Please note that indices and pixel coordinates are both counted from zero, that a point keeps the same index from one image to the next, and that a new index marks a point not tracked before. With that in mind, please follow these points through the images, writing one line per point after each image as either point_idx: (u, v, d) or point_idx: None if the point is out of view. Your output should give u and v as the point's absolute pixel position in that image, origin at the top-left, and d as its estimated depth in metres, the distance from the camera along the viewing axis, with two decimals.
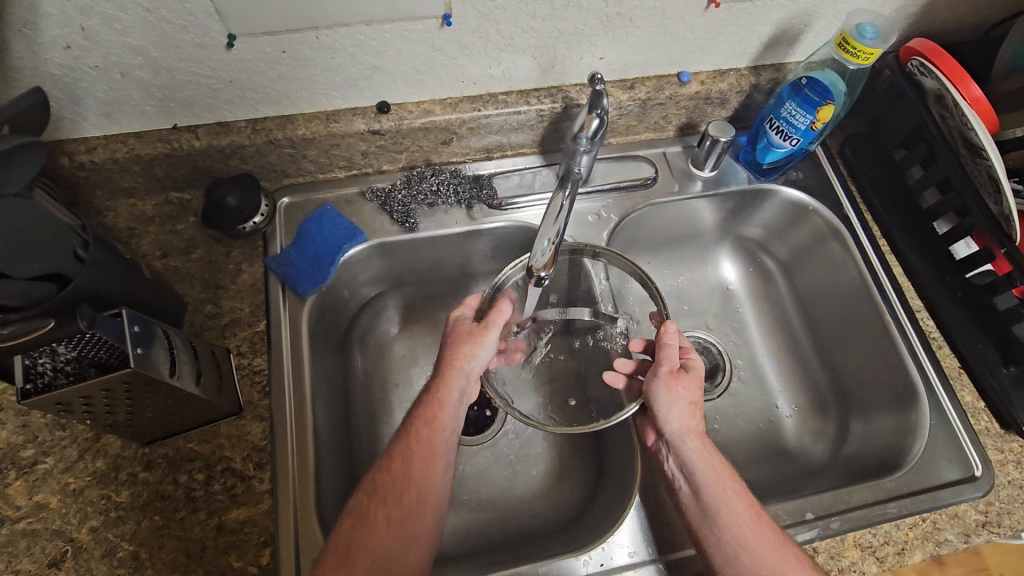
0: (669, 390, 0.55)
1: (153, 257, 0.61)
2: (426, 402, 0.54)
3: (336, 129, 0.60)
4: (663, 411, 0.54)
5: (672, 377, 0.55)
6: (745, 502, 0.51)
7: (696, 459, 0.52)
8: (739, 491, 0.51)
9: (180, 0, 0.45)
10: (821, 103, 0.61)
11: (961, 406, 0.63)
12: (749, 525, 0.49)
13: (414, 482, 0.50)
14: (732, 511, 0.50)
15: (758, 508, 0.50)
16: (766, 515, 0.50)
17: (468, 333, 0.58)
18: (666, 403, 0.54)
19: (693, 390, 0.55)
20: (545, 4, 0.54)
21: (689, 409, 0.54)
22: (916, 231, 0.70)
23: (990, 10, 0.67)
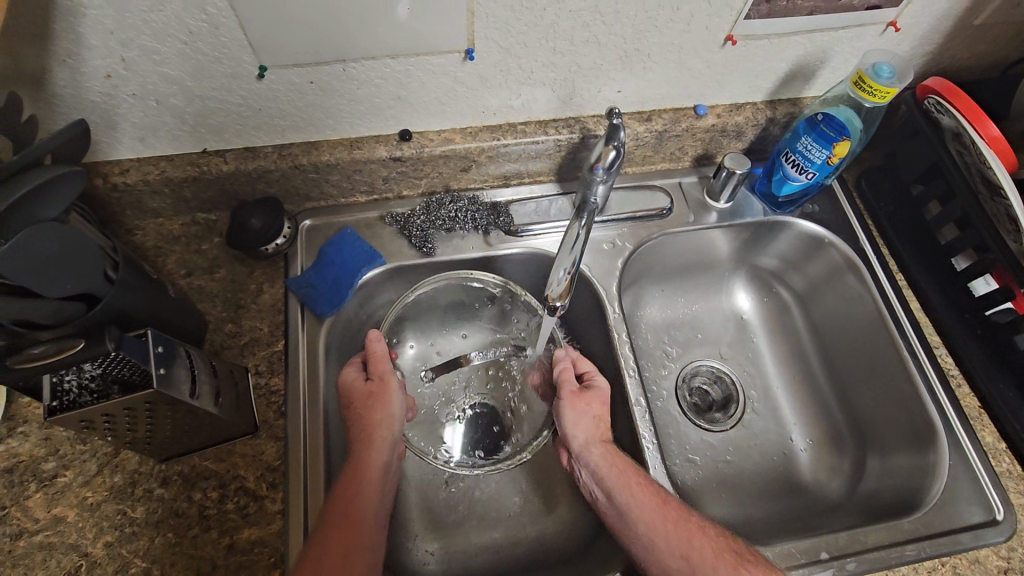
0: (574, 408, 0.60)
1: (178, 275, 0.63)
2: (352, 469, 0.54)
3: (359, 156, 0.62)
4: (571, 429, 0.60)
5: (575, 396, 0.61)
6: (651, 492, 0.55)
7: (603, 463, 0.57)
8: (643, 483, 0.56)
9: (216, 34, 0.47)
10: (837, 139, 0.62)
11: (982, 447, 0.62)
12: (657, 512, 0.54)
13: (350, 488, 0.53)
14: (642, 503, 0.54)
15: (662, 495, 0.55)
16: (671, 498, 0.55)
17: (367, 391, 0.58)
18: (572, 421, 0.60)
19: (596, 403, 0.61)
20: (565, 40, 0.55)
21: (592, 422, 0.60)
22: (934, 267, 0.69)
23: (1007, 49, 0.67)
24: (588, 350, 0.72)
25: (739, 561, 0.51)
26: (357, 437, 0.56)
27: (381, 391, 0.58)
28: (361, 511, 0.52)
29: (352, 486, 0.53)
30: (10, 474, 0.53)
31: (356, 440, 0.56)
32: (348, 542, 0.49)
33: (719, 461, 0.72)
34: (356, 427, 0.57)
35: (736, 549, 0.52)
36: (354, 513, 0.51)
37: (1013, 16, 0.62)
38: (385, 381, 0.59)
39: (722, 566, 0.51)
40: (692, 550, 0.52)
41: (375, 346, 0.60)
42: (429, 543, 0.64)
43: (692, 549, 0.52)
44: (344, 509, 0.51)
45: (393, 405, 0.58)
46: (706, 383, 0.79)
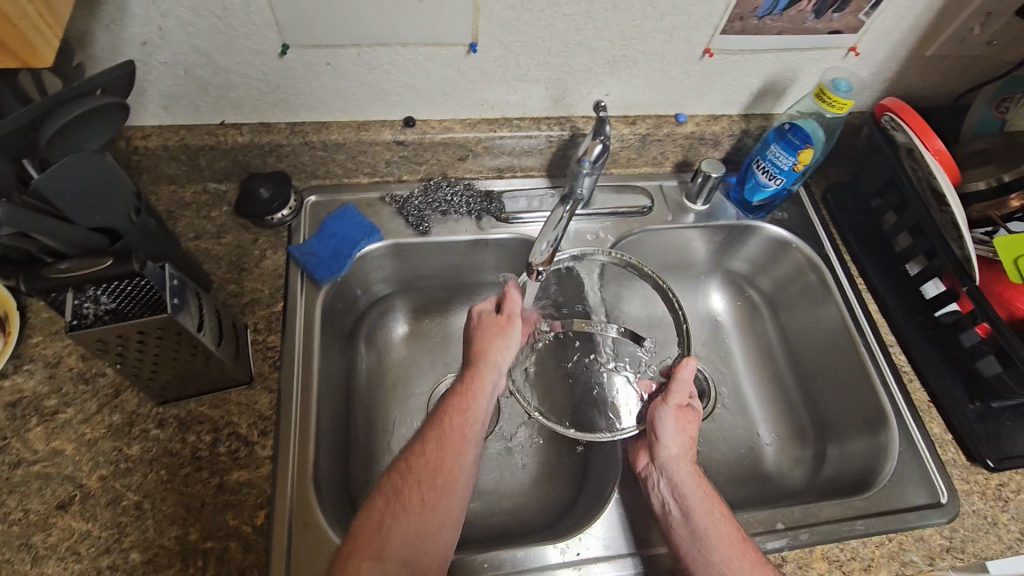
0: (676, 420, 0.59)
1: (187, 238, 0.67)
2: (460, 394, 0.57)
3: (365, 137, 0.67)
4: (665, 437, 0.58)
5: (680, 410, 0.59)
6: (735, 528, 0.53)
7: (694, 483, 0.55)
8: (727, 517, 0.53)
9: (246, 12, 0.53)
10: (802, 146, 0.68)
11: (929, 436, 0.66)
12: (736, 549, 0.51)
13: (442, 471, 0.51)
14: (723, 534, 0.52)
15: (744, 535, 0.53)
16: (752, 543, 0.52)
17: (496, 326, 0.61)
18: (671, 431, 0.58)
19: (694, 425, 0.59)
20: (559, 41, 0.61)
21: (688, 441, 0.58)
22: (890, 273, 0.75)
23: (956, 81, 0.75)
24: None
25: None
26: (472, 365, 0.59)
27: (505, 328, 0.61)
28: (448, 491, 0.51)
29: (457, 412, 0.55)
30: (12, 408, 0.55)
31: (476, 384, 0.58)
32: (420, 525, 0.49)
33: None
34: (482, 362, 0.59)
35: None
36: (438, 489, 0.50)
37: (958, 51, 0.70)
38: (513, 321, 0.62)
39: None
40: None
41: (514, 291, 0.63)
42: None
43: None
44: (450, 436, 0.53)
45: (511, 344, 0.61)
46: None
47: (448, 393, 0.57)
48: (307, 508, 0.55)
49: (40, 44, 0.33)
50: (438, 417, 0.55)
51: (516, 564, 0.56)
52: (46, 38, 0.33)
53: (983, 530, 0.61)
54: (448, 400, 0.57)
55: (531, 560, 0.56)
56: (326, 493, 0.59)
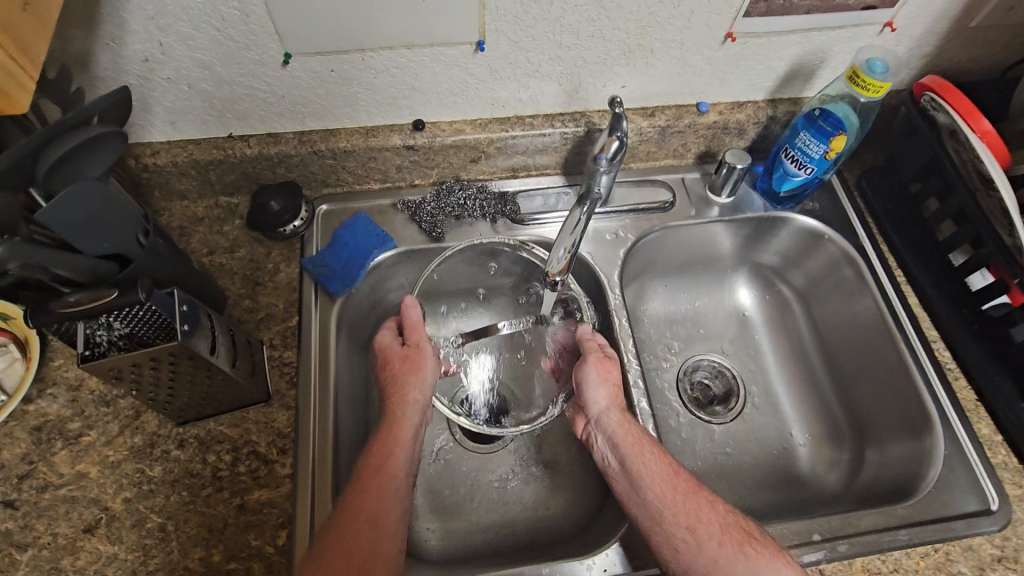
0: (597, 373, 0.60)
1: (200, 253, 0.66)
2: (378, 448, 0.55)
3: (374, 143, 0.65)
4: (591, 392, 0.60)
5: (598, 362, 0.61)
6: (665, 462, 0.56)
7: (622, 427, 0.58)
8: (657, 454, 0.56)
9: (246, 22, 0.51)
10: (834, 134, 0.63)
11: (977, 438, 0.62)
12: (668, 481, 0.54)
13: (366, 521, 0.50)
14: (654, 469, 0.55)
15: (676, 467, 0.55)
16: (683, 472, 0.55)
17: (403, 355, 0.61)
18: (593, 383, 0.60)
19: (615, 372, 0.61)
20: (572, 34, 0.58)
21: (612, 389, 0.60)
22: (932, 263, 0.70)
23: (1005, 53, 0.69)
24: None
25: (745, 539, 0.51)
26: (388, 417, 0.57)
27: (417, 355, 0.60)
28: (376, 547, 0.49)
29: (375, 469, 0.53)
30: (38, 432, 0.56)
31: (394, 434, 0.56)
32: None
33: (718, 452, 0.74)
34: (402, 409, 0.58)
35: (745, 527, 0.52)
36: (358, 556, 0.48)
37: (1008, 20, 0.65)
38: (419, 347, 0.61)
39: (727, 544, 0.50)
40: (698, 524, 0.51)
41: (409, 311, 0.62)
42: (431, 520, 0.66)
43: (698, 519, 0.52)
44: (367, 496, 0.51)
45: (426, 376, 0.60)
46: (709, 377, 0.80)
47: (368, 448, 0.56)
48: None
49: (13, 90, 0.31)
50: (356, 481, 0.53)
51: None
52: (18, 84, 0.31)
53: None
54: (368, 456, 0.55)
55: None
56: None
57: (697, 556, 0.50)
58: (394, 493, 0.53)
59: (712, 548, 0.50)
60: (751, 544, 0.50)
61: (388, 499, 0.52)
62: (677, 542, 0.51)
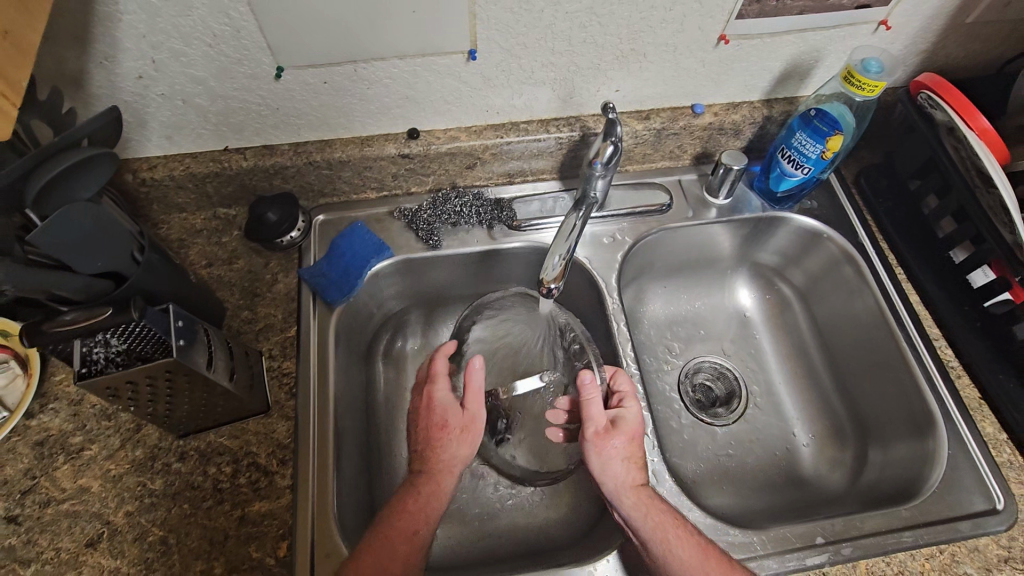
0: (602, 452, 0.56)
1: (199, 266, 0.66)
2: (409, 514, 0.53)
3: (369, 153, 0.65)
4: (600, 474, 0.55)
5: (600, 439, 0.56)
6: (693, 546, 0.52)
7: (644, 507, 0.54)
8: (683, 534, 0.52)
9: (237, 37, 0.51)
10: (830, 134, 0.63)
11: (981, 437, 0.62)
12: (698, 565, 0.51)
13: None
14: (682, 552, 0.51)
15: (704, 549, 0.52)
16: (713, 554, 0.52)
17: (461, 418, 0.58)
18: (600, 464, 0.55)
19: (626, 445, 0.56)
20: (564, 40, 0.58)
21: (623, 465, 0.55)
22: (933, 260, 0.70)
23: (1001, 48, 0.69)
24: None
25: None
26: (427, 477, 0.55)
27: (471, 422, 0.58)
28: None
29: (400, 537, 0.51)
30: (40, 447, 0.56)
31: (428, 498, 0.54)
32: None
33: (720, 454, 0.73)
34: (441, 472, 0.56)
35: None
36: None
37: (1003, 15, 0.64)
38: (476, 417, 0.58)
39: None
40: None
41: (473, 375, 0.59)
42: (433, 528, 0.66)
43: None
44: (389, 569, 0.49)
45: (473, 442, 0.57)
46: (710, 378, 0.80)
47: (385, 511, 0.53)
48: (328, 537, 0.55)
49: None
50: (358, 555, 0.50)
51: None
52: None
53: None
54: (384, 519, 0.53)
55: None
56: (349, 520, 0.58)
57: None
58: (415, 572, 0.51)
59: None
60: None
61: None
62: None
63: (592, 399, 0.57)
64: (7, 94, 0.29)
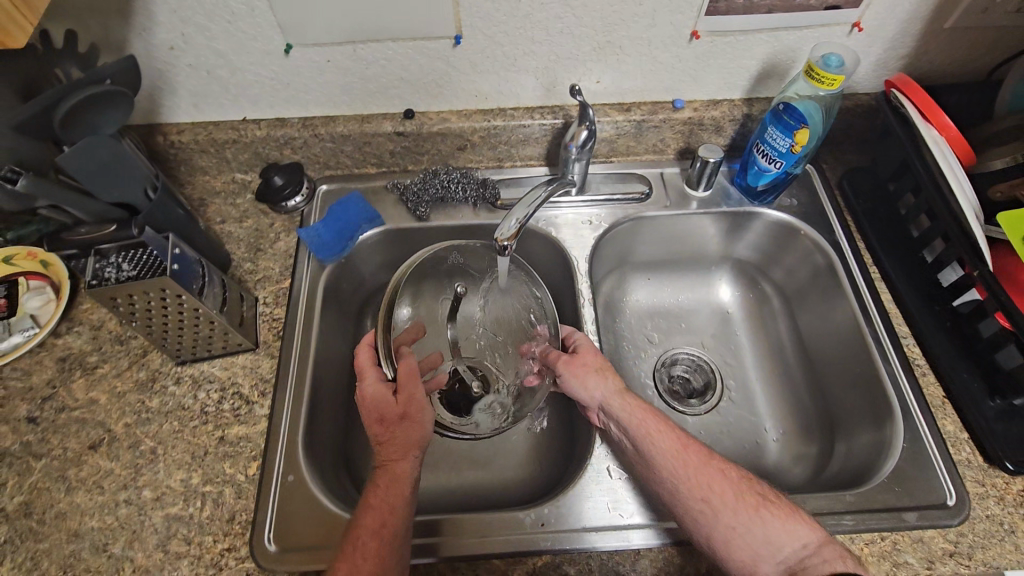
0: (574, 374, 0.62)
1: (214, 221, 0.75)
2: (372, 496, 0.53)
3: (367, 129, 0.73)
4: (584, 392, 0.61)
5: (570, 364, 0.62)
6: (674, 436, 0.56)
7: (626, 406, 0.59)
8: (664, 429, 0.57)
9: (252, 16, 0.60)
10: (798, 127, 0.65)
11: (940, 434, 0.61)
12: (678, 456, 0.55)
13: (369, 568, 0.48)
14: (663, 444, 0.55)
15: (683, 440, 0.56)
16: (692, 444, 0.56)
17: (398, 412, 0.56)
18: (580, 386, 0.61)
19: (592, 358, 0.63)
20: (542, 30, 0.64)
21: (598, 375, 0.61)
22: (907, 259, 0.70)
23: (985, 55, 0.70)
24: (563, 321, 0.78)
25: (760, 501, 0.52)
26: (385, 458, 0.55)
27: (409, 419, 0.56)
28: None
29: (371, 515, 0.51)
30: (62, 362, 0.65)
31: (389, 477, 0.54)
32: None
33: None
34: (398, 456, 0.55)
35: (758, 489, 0.53)
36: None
37: (981, 21, 0.65)
38: (414, 400, 0.56)
39: (742, 509, 0.51)
40: (713, 494, 0.52)
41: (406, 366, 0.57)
42: None
43: (712, 489, 0.53)
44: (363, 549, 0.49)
45: (424, 420, 0.57)
46: (687, 369, 0.81)
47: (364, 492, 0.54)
48: (296, 464, 0.60)
49: (8, 25, 0.36)
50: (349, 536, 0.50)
51: (482, 528, 0.57)
52: (17, 22, 0.36)
53: (995, 536, 0.56)
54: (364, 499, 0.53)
55: (498, 525, 0.57)
56: (318, 454, 0.64)
57: (715, 526, 0.51)
58: (396, 545, 0.50)
59: (729, 518, 0.51)
60: (768, 505, 0.52)
61: (390, 552, 0.50)
62: (697, 515, 0.52)
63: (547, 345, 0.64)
64: (28, 16, 0.37)
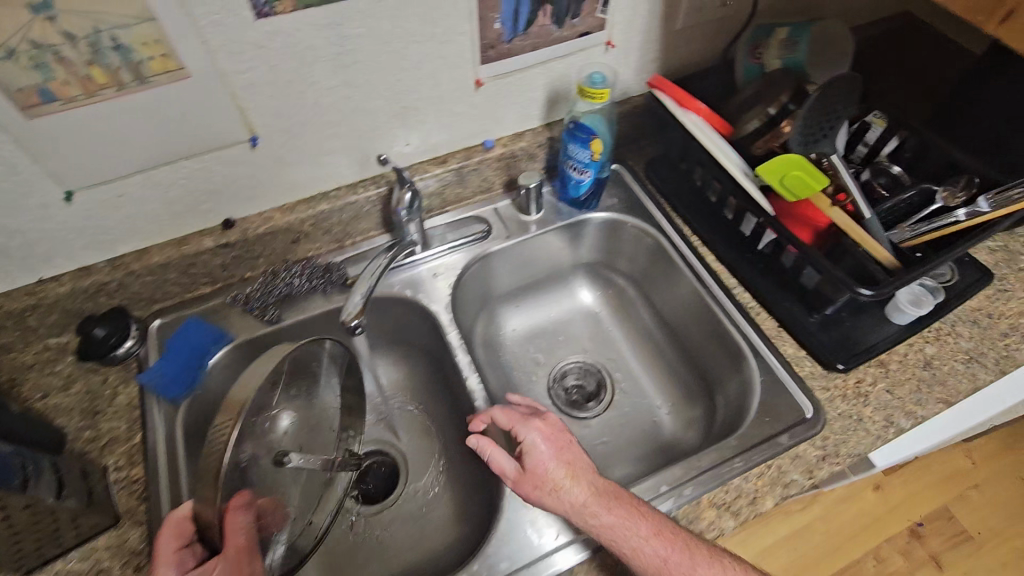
0: (533, 491, 0.58)
1: (33, 399, 0.66)
2: None
3: (188, 251, 0.69)
4: (547, 507, 0.58)
5: (527, 485, 0.59)
6: (657, 547, 0.54)
7: (596, 528, 0.55)
8: (642, 539, 0.54)
9: (15, 174, 0.55)
10: (589, 138, 0.73)
11: (784, 359, 0.70)
12: (664, 567, 0.53)
13: None
14: (646, 561, 0.54)
15: (665, 545, 0.54)
16: (676, 545, 0.54)
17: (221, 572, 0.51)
18: (541, 500, 0.58)
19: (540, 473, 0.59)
20: (336, 112, 0.66)
21: (557, 491, 0.57)
22: (715, 221, 0.81)
23: (715, 43, 0.83)
24: (447, 374, 0.78)
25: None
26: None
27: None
28: None
29: None
30: None
31: None
32: None
33: (595, 443, 0.79)
34: None
35: None
36: None
37: (700, 19, 0.79)
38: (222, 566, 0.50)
39: None
40: None
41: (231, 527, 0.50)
42: None
43: None
44: None
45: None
46: (579, 379, 0.86)
47: None
48: None
49: None
50: None
51: None
52: None
53: (851, 429, 0.64)
54: None
55: None
56: None
57: None
58: None
59: None
60: None
61: None
62: None
63: (493, 459, 0.60)
64: None
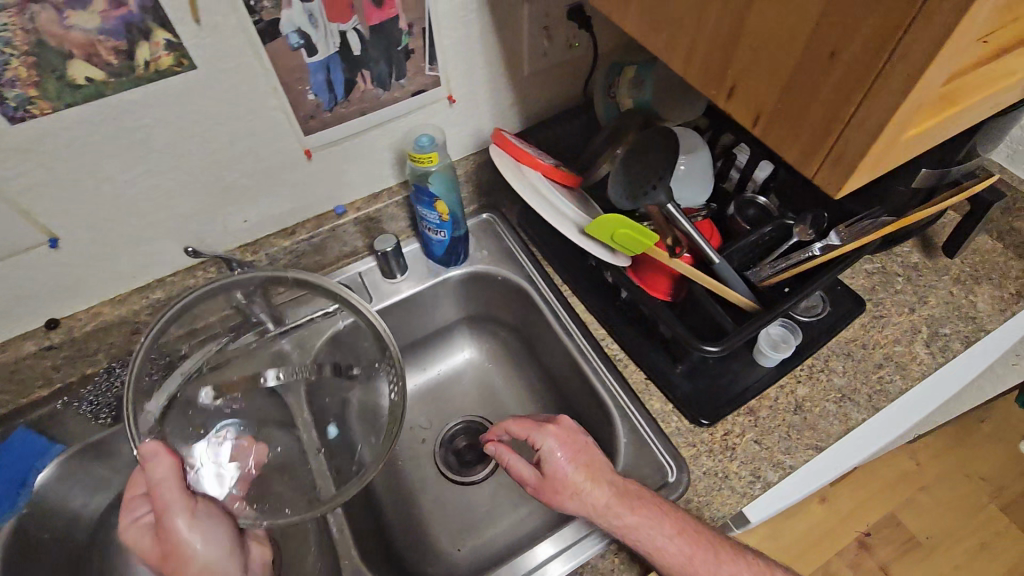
0: (564, 495, 0.58)
1: None
2: None
3: (5, 358, 0.64)
4: (575, 510, 0.58)
5: (551, 489, 0.59)
6: (682, 541, 0.55)
7: (618, 529, 0.56)
8: (673, 535, 0.55)
9: None
10: (432, 201, 0.71)
11: (650, 416, 0.67)
12: (694, 562, 0.55)
13: None
14: (676, 559, 0.55)
15: (692, 538, 0.56)
16: (698, 539, 0.56)
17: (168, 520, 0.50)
18: (566, 504, 0.58)
19: (580, 470, 0.58)
20: (147, 202, 0.62)
21: (582, 494, 0.58)
22: (582, 268, 0.78)
23: (571, 83, 0.81)
24: None
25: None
26: None
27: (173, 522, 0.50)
28: None
29: None
30: None
31: None
32: None
33: (479, 512, 0.76)
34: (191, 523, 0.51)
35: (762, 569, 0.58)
36: None
37: (546, 64, 0.76)
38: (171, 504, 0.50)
39: None
40: None
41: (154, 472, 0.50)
42: None
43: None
44: None
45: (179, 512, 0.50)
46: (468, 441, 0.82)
47: None
48: None
49: None
50: None
51: None
52: None
53: (714, 489, 0.62)
54: None
55: None
56: None
57: None
58: None
59: None
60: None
61: None
62: None
63: (510, 465, 0.61)
64: None
